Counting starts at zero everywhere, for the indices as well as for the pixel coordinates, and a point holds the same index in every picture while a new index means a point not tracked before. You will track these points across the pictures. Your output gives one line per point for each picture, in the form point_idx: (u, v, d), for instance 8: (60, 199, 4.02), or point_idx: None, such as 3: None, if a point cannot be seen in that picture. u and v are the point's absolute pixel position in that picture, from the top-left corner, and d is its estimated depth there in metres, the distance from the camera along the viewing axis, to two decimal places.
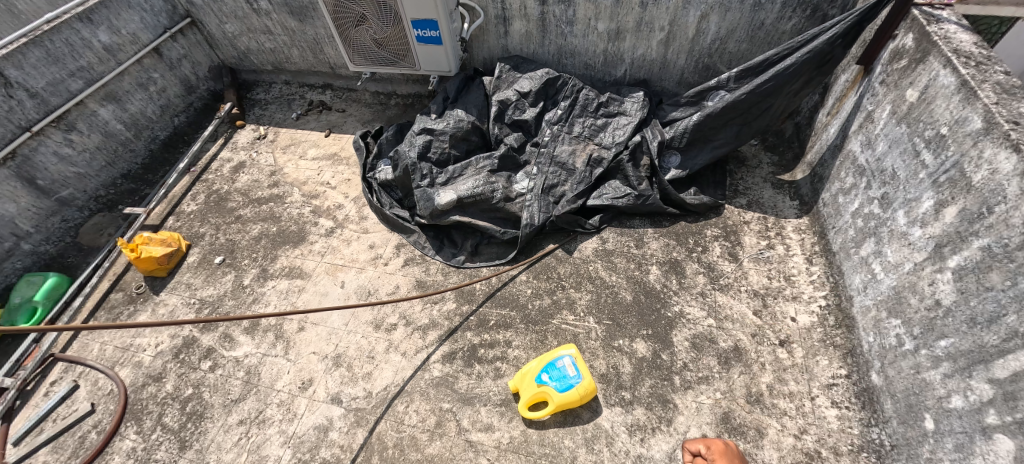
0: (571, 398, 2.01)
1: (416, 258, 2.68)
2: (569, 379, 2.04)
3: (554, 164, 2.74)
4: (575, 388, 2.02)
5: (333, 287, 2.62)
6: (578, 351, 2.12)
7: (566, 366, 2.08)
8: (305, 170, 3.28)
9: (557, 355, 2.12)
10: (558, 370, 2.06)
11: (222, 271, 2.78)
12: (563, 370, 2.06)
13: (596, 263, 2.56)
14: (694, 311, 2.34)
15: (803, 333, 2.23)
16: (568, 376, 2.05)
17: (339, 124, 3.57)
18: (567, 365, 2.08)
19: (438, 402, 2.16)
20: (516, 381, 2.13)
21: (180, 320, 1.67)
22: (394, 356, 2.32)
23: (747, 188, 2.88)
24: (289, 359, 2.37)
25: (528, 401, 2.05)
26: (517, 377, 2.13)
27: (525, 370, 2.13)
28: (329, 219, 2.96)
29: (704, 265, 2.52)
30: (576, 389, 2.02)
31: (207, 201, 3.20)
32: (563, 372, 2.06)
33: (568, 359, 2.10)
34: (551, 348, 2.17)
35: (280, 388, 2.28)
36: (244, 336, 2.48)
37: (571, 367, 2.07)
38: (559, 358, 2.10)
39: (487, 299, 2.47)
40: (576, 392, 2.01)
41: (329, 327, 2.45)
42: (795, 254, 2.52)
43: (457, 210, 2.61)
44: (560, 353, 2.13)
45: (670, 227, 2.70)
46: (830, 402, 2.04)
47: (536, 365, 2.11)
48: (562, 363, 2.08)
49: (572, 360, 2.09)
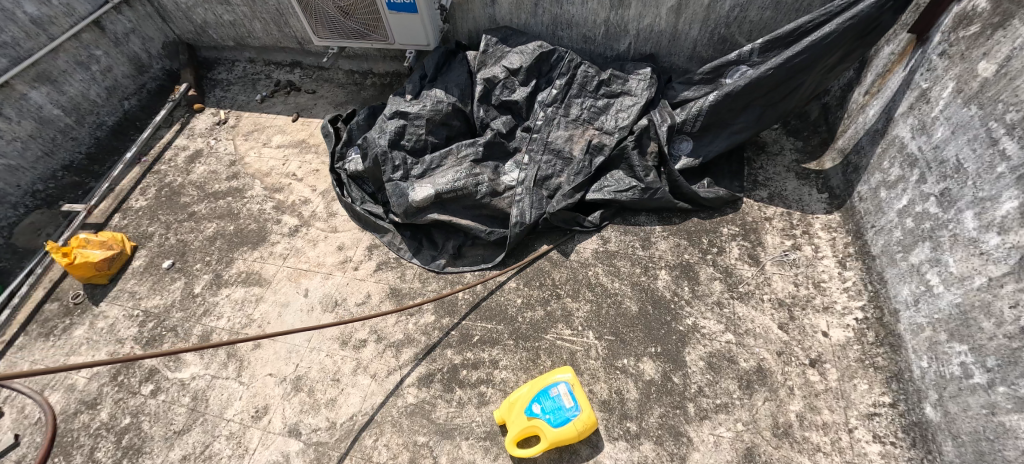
0: (568, 435, 1.70)
1: (390, 262, 2.34)
2: (565, 412, 1.72)
3: (548, 153, 2.39)
4: (573, 422, 1.70)
5: (294, 297, 2.28)
6: (576, 376, 1.80)
7: (562, 395, 1.76)
8: (268, 159, 2.91)
9: (550, 382, 1.80)
10: (552, 402, 1.75)
11: (171, 277, 2.45)
12: (558, 401, 1.75)
13: (596, 267, 2.22)
14: (710, 325, 2.02)
15: (837, 351, 1.92)
16: (564, 409, 1.73)
17: (308, 107, 3.19)
18: (563, 394, 1.76)
19: (412, 435, 1.85)
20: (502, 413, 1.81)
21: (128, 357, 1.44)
22: (362, 379, 2.00)
23: (768, 179, 2.53)
24: (242, 382, 2.05)
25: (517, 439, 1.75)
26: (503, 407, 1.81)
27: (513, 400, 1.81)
28: (293, 215, 2.60)
29: (721, 270, 2.18)
30: (573, 424, 1.70)
31: (158, 195, 2.84)
32: (558, 403, 1.74)
33: (564, 387, 1.77)
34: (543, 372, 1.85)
35: (230, 418, 1.97)
36: (192, 355, 2.16)
37: (567, 396, 1.75)
38: (552, 385, 1.79)
39: (470, 311, 2.14)
40: (574, 428, 1.70)
41: (289, 345, 2.13)
42: (825, 256, 2.19)
43: (437, 207, 2.23)
44: (553, 379, 1.81)
45: (681, 224, 2.36)
46: (871, 436, 1.73)
47: (526, 395, 1.80)
48: (557, 392, 1.77)
49: (569, 389, 1.77)
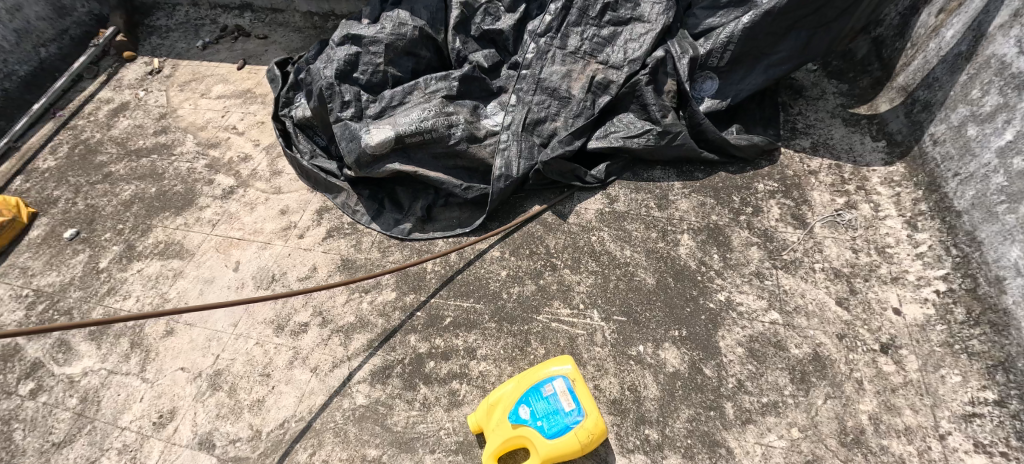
0: (568, 450, 1.25)
1: (343, 228, 1.87)
2: (564, 418, 1.27)
3: (540, 92, 1.91)
4: (574, 432, 1.25)
5: (221, 271, 1.81)
6: (578, 369, 1.33)
7: (559, 395, 1.30)
8: (205, 112, 2.43)
9: (543, 377, 1.34)
10: (546, 404, 1.29)
11: (73, 250, 1.97)
12: (553, 404, 1.29)
13: (601, 232, 1.77)
14: (749, 301, 1.57)
15: (916, 333, 1.48)
16: (562, 415, 1.27)
17: (258, 54, 2.69)
18: (560, 394, 1.30)
19: (361, 447, 1.39)
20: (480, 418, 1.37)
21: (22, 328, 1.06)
22: (299, 374, 1.54)
23: (808, 126, 2.07)
24: (145, 379, 1.59)
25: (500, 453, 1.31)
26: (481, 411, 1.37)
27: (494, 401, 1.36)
28: (229, 175, 2.12)
29: (758, 233, 1.73)
30: (575, 434, 1.25)
31: (71, 154, 2.35)
32: (554, 406, 1.29)
33: (562, 384, 1.31)
34: (534, 364, 1.39)
35: (126, 426, 1.51)
36: (87, 345, 1.69)
37: (567, 397, 1.29)
38: (545, 381, 1.33)
39: (442, 286, 1.68)
40: (576, 440, 1.25)
41: (209, 331, 1.66)
42: (888, 215, 1.74)
43: (399, 156, 1.76)
44: (548, 373, 1.35)
45: (706, 179, 1.89)
46: (973, 445, 1.30)
47: (511, 394, 1.35)
48: (552, 390, 1.31)
49: (568, 386, 1.31)
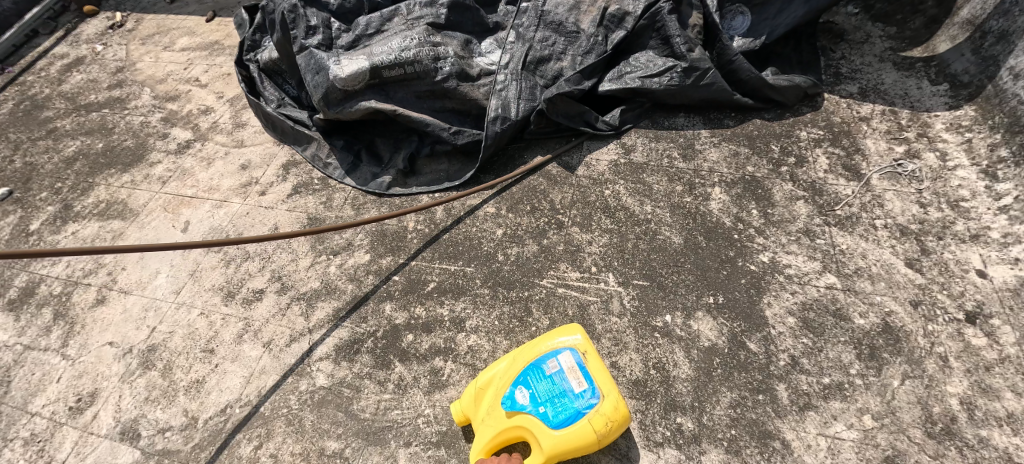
0: (580, 443, 0.96)
1: (312, 184, 1.60)
2: (573, 404, 0.97)
3: (544, 25, 1.64)
4: (588, 421, 0.96)
5: (168, 233, 1.54)
6: (590, 341, 1.04)
7: (566, 374, 1.00)
8: (166, 64, 2.16)
9: (543, 352, 1.05)
10: (549, 387, 1.00)
11: (2, 211, 1.70)
12: (558, 385, 1.00)
13: (616, 186, 1.48)
14: (799, 263, 1.28)
15: (1010, 299, 1.19)
16: (571, 399, 0.98)
17: (230, 5, 2.43)
18: (569, 372, 1.00)
19: (319, 439, 1.11)
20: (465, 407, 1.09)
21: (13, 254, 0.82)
22: (249, 350, 1.26)
23: (854, 70, 1.79)
24: (65, 356, 1.32)
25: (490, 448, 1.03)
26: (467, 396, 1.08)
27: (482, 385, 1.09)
28: (186, 129, 1.85)
29: (805, 186, 1.44)
30: (588, 423, 0.96)
31: (15, 110, 2.09)
32: (560, 387, 0.99)
33: (569, 360, 1.02)
34: (534, 337, 1.10)
35: (35, 412, 1.23)
36: (3, 317, 1.42)
37: (576, 376, 1.00)
38: (547, 356, 1.04)
39: (426, 247, 1.41)
40: (590, 431, 0.96)
41: (146, 300, 1.39)
42: (959, 165, 1.46)
43: (375, 93, 1.49)
44: (550, 347, 1.06)
45: (738, 127, 1.61)
46: None
47: (503, 376, 1.06)
48: (556, 369, 1.01)
49: (578, 361, 1.02)
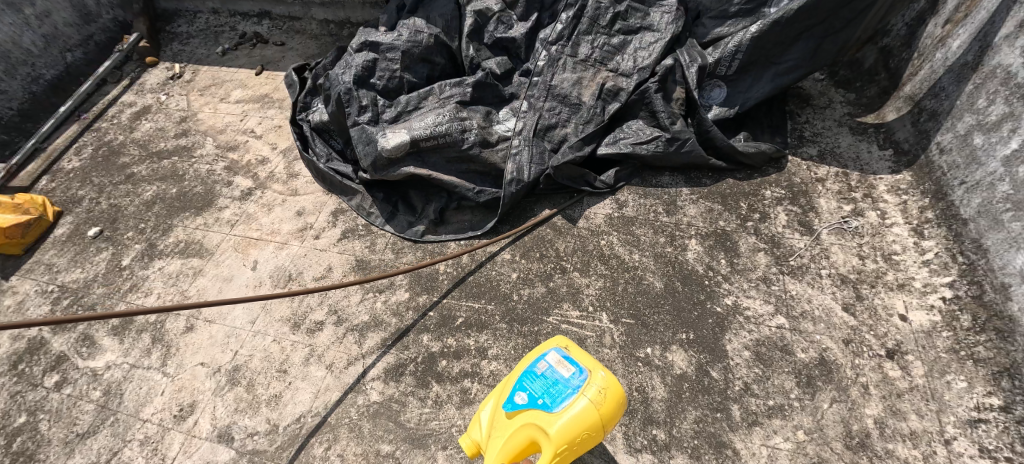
0: (584, 417, 1.07)
1: (358, 230, 1.92)
2: (567, 385, 1.11)
3: (551, 98, 1.96)
4: (585, 396, 1.09)
5: (240, 270, 1.87)
6: (568, 339, 1.22)
7: (556, 366, 1.16)
8: (225, 116, 2.50)
9: (535, 358, 1.22)
10: (544, 380, 1.14)
11: (96, 248, 2.03)
12: (550, 377, 1.14)
13: (610, 236, 1.80)
14: (756, 306, 1.59)
15: (922, 339, 1.49)
16: (564, 383, 1.12)
17: (275, 59, 2.77)
18: (558, 363, 1.16)
19: (374, 443, 1.43)
20: (480, 435, 1.23)
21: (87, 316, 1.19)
22: (315, 371, 1.59)
23: (815, 134, 2.09)
24: (166, 373, 1.64)
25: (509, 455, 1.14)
26: (480, 420, 1.24)
27: (490, 408, 1.24)
28: (247, 177, 2.19)
29: (765, 239, 1.75)
30: (585, 397, 1.09)
31: (95, 155, 2.43)
32: (553, 378, 1.14)
33: (555, 355, 1.18)
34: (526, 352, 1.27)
35: (146, 418, 1.56)
36: (110, 340, 1.75)
37: (564, 365, 1.15)
38: (539, 359, 1.20)
39: (454, 288, 1.72)
40: (589, 405, 1.08)
41: (227, 327, 1.72)
42: (895, 223, 1.75)
43: (413, 160, 1.83)
44: (539, 353, 1.23)
45: (713, 186, 1.92)
46: (977, 449, 1.31)
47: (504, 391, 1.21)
48: (548, 364, 1.17)
49: (563, 354, 1.18)
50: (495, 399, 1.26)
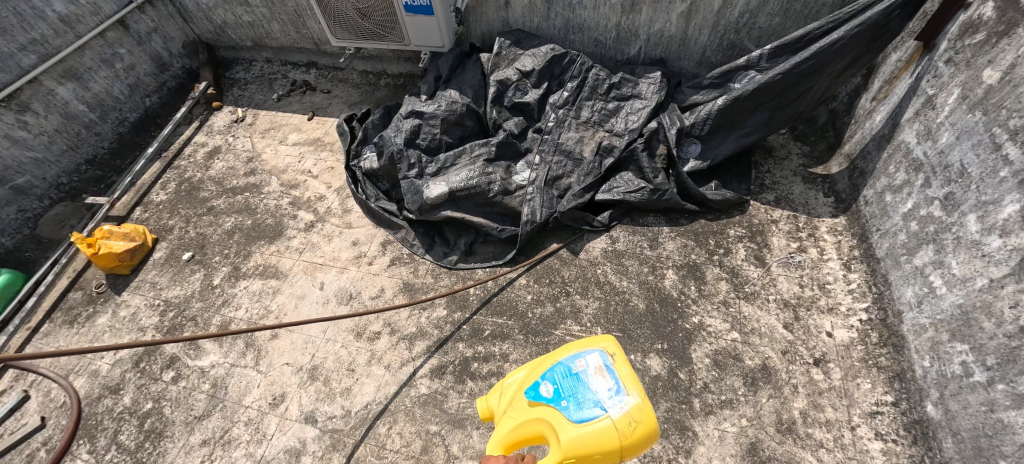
0: (599, 436, 1.31)
1: (403, 258, 2.40)
2: (597, 400, 1.35)
3: (559, 153, 2.44)
4: (610, 417, 1.32)
5: (310, 290, 2.35)
6: (618, 347, 1.43)
7: (595, 372, 1.40)
8: (285, 157, 2.99)
9: (580, 350, 1.47)
10: (578, 380, 1.39)
11: (191, 269, 2.52)
12: (587, 383, 1.38)
13: (604, 266, 2.27)
14: (716, 324, 2.06)
15: (842, 351, 1.94)
16: (596, 395, 1.36)
17: (324, 106, 3.27)
18: (596, 373, 1.39)
19: (425, 424, 1.92)
20: (504, 402, 1.51)
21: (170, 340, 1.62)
22: (376, 369, 2.07)
23: (774, 182, 2.50)
24: (259, 370, 2.13)
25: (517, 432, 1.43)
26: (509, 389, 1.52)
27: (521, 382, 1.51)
28: (309, 211, 2.67)
29: (727, 270, 2.22)
30: (610, 419, 1.32)
31: (178, 190, 2.92)
32: (589, 385, 1.38)
33: (600, 360, 1.42)
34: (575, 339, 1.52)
35: (248, 404, 2.05)
36: (211, 344, 2.23)
37: (604, 377, 1.38)
38: (582, 353, 1.45)
39: (482, 306, 2.20)
40: (610, 425, 1.32)
41: (305, 335, 2.20)
42: (830, 258, 2.19)
43: (450, 205, 2.36)
44: (588, 347, 1.47)
45: (689, 225, 2.39)
46: (873, 433, 1.76)
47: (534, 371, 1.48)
48: (588, 365, 1.41)
49: (606, 367, 1.40)
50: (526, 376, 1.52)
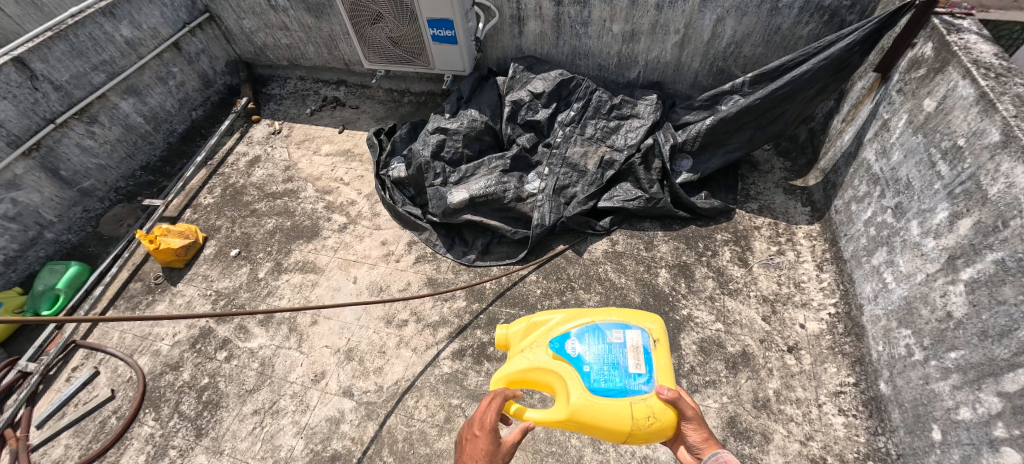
0: (610, 411, 1.54)
1: (427, 256, 2.72)
2: (623, 379, 1.57)
3: (565, 166, 2.76)
4: (629, 399, 1.55)
5: (345, 283, 2.66)
6: (663, 336, 1.64)
7: (631, 352, 1.62)
8: (319, 166, 3.32)
9: (626, 324, 1.68)
10: (611, 350, 1.62)
11: (238, 264, 2.84)
12: (621, 360, 1.60)
13: (605, 265, 2.57)
14: (703, 315, 2.35)
15: (812, 340, 2.22)
16: (623, 374, 1.58)
17: (353, 120, 3.61)
18: (632, 355, 1.61)
19: (448, 397, 2.21)
20: (532, 338, 1.74)
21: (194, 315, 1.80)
22: (404, 351, 2.37)
23: (758, 193, 2.77)
24: (302, 351, 2.44)
25: (534, 373, 1.67)
26: (541, 330, 1.74)
27: (557, 328, 1.72)
28: (342, 214, 3.00)
29: (714, 269, 2.50)
30: (629, 400, 1.54)
31: (223, 194, 3.25)
32: (620, 360, 1.60)
33: (640, 342, 1.63)
34: (624, 310, 1.72)
35: (293, 380, 2.35)
36: (259, 328, 2.54)
37: (638, 361, 1.60)
38: (626, 328, 1.66)
39: (497, 298, 2.50)
40: (627, 405, 1.54)
41: (341, 322, 2.51)
42: (805, 260, 2.46)
43: (470, 209, 2.69)
44: (635, 324, 1.68)
45: (681, 230, 2.69)
46: (836, 409, 2.03)
47: (571, 326, 1.70)
48: (628, 342, 1.63)
49: (645, 353, 1.61)
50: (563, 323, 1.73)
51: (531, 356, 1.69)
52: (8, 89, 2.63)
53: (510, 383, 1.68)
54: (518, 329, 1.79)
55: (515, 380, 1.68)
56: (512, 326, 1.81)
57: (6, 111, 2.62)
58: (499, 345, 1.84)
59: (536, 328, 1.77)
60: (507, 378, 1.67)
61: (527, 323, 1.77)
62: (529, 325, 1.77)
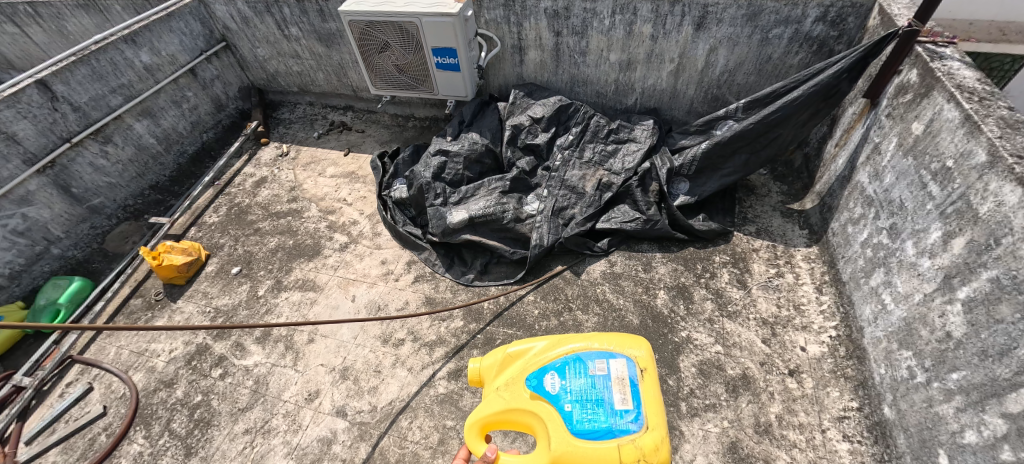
0: (597, 454, 1.46)
1: (426, 275, 2.73)
2: (608, 418, 1.50)
3: (564, 187, 2.81)
4: (616, 441, 1.47)
5: (344, 301, 2.66)
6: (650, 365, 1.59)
7: (616, 385, 1.55)
8: (323, 187, 3.39)
9: (610, 353, 1.62)
10: (596, 385, 1.56)
11: (238, 281, 2.86)
12: (607, 398, 1.53)
13: (603, 286, 2.57)
14: (702, 338, 2.32)
15: (813, 363, 2.17)
16: (609, 412, 1.51)
17: (358, 144, 3.71)
18: (620, 394, 1.53)
19: (442, 419, 2.17)
20: (510, 374, 1.69)
21: (193, 326, 1.77)
22: (400, 371, 2.35)
23: (756, 216, 2.78)
24: (298, 369, 2.42)
25: (510, 413, 1.60)
26: (520, 364, 1.69)
27: (535, 360, 1.67)
28: (343, 234, 3.03)
29: (713, 291, 2.48)
30: (617, 442, 1.46)
31: (228, 213, 3.30)
32: (605, 397, 1.53)
33: (626, 373, 1.57)
34: (609, 338, 1.67)
35: (287, 399, 2.32)
36: (255, 346, 2.54)
37: (624, 397, 1.53)
38: (611, 358, 1.61)
39: (494, 318, 2.49)
40: (614, 448, 1.46)
41: (339, 340, 2.51)
42: (804, 282, 2.44)
43: (469, 229, 2.73)
44: (620, 353, 1.62)
45: (679, 252, 2.69)
46: (841, 435, 1.98)
47: (552, 358, 1.65)
48: (612, 374, 1.57)
49: (632, 387, 1.54)
50: (543, 354, 1.68)
51: (508, 395, 1.63)
52: (29, 108, 2.73)
53: (488, 427, 1.61)
54: (492, 362, 1.75)
55: (493, 423, 1.62)
56: (487, 359, 1.77)
57: (24, 130, 2.71)
58: (474, 380, 1.79)
59: (513, 361, 1.73)
60: (482, 421, 1.61)
61: (503, 355, 1.73)
62: (505, 357, 1.73)
